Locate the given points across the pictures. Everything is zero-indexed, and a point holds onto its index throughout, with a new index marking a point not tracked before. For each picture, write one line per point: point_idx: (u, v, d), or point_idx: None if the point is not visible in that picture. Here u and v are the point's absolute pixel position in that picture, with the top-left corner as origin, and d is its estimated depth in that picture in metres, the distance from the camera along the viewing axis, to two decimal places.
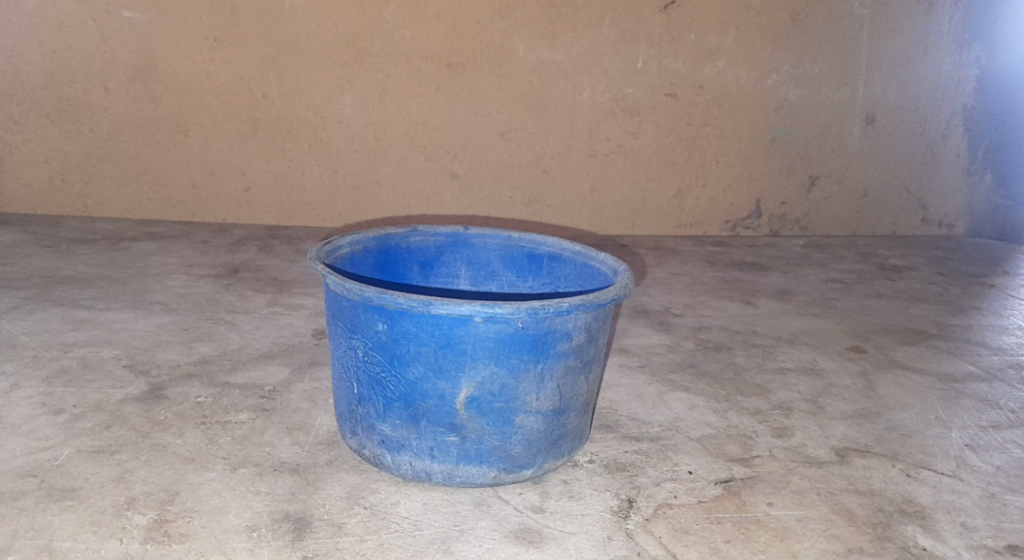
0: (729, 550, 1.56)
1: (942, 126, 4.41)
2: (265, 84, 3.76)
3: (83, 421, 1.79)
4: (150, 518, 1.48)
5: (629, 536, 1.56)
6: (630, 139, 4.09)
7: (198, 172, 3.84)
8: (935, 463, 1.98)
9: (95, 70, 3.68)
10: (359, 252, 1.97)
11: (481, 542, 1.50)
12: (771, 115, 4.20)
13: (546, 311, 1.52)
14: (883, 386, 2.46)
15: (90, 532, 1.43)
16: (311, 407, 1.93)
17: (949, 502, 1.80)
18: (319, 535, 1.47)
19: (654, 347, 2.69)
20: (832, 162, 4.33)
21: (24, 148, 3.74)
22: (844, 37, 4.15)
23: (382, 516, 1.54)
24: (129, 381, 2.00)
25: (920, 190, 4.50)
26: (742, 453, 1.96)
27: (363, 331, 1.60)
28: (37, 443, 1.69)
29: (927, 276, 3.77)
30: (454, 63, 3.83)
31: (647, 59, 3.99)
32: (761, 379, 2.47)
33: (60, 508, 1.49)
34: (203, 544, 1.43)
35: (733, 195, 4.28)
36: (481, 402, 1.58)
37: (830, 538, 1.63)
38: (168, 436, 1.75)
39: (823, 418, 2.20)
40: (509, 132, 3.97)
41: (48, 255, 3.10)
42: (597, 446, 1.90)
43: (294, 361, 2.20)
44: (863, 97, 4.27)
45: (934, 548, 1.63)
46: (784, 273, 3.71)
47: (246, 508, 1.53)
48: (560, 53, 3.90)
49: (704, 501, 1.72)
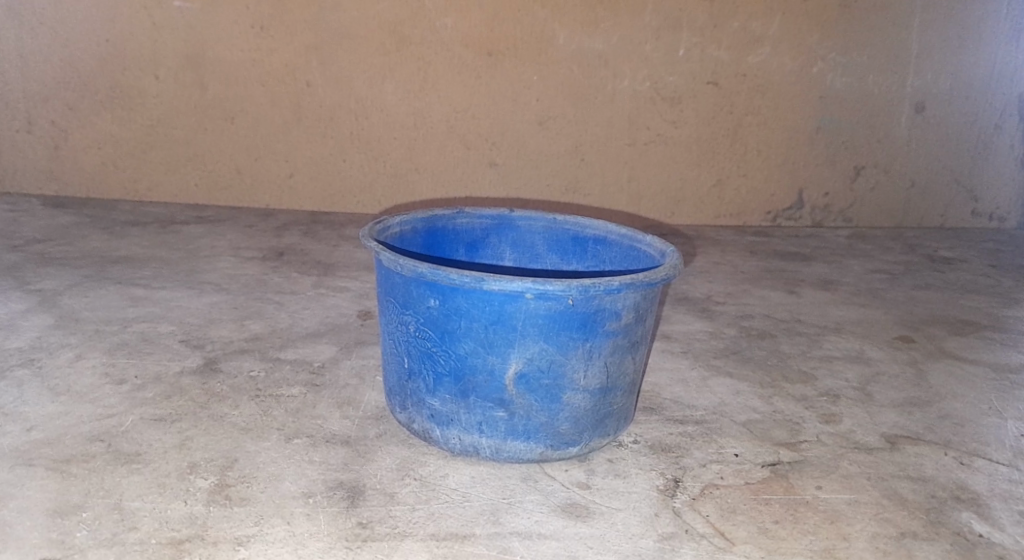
0: (778, 531, 1.55)
1: (995, 115, 4.32)
2: (309, 71, 3.81)
3: (145, 391, 1.84)
4: (213, 482, 1.52)
5: (677, 513, 1.57)
6: (671, 128, 4.07)
7: (244, 158, 3.90)
8: (989, 452, 1.96)
9: (145, 58, 3.75)
10: (408, 231, 2.00)
11: (529, 515, 1.52)
12: (815, 104, 4.14)
13: (596, 289, 1.53)
14: (933, 376, 2.43)
15: (157, 493, 1.48)
16: (359, 383, 1.97)
17: (1005, 491, 1.77)
18: (371, 503, 1.50)
19: (696, 333, 2.69)
20: (878, 153, 4.26)
21: (78, 134, 3.83)
22: (891, 24, 4.08)
23: (432, 487, 1.57)
24: (185, 354, 2.05)
25: (970, 181, 4.40)
26: (789, 438, 1.95)
27: (415, 306, 1.62)
28: (103, 410, 1.74)
29: (976, 269, 3.70)
30: (495, 51, 3.84)
31: (689, 47, 3.96)
32: (807, 367, 2.45)
33: (127, 470, 1.54)
34: (262, 508, 1.47)
35: (777, 185, 4.23)
36: (530, 378, 1.60)
37: (882, 522, 1.61)
38: (224, 406, 1.80)
39: (871, 406, 2.18)
40: (549, 121, 3.98)
41: (102, 236, 3.18)
42: (642, 427, 1.91)
43: (341, 340, 2.24)
44: (911, 87, 4.19)
45: (990, 534, 1.61)
46: (828, 264, 3.67)
47: (301, 476, 1.57)
48: (600, 40, 3.88)
49: (751, 482, 1.72)
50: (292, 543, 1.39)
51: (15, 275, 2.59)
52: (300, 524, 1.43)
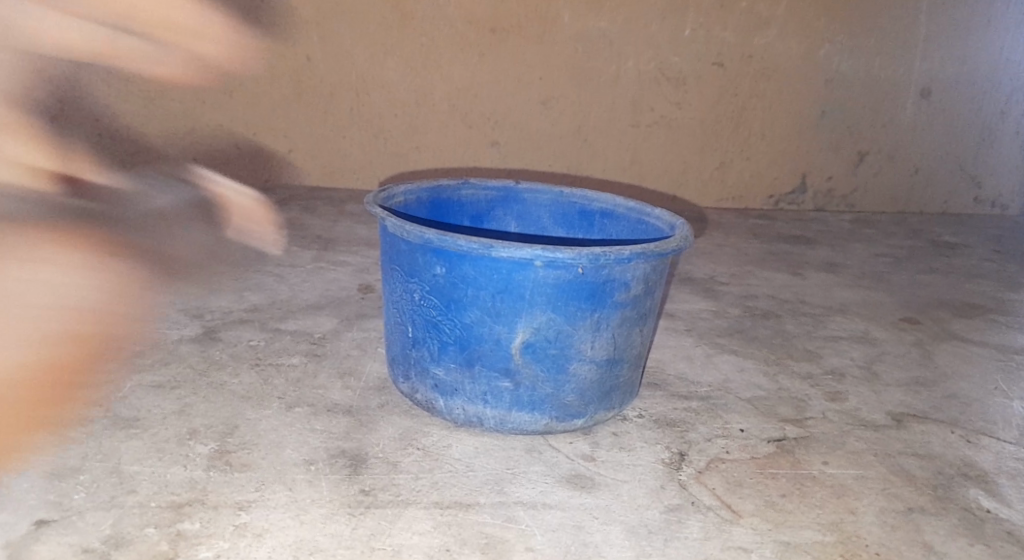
0: (785, 504, 1.53)
1: (1002, 101, 4.30)
2: (311, 47, 3.77)
3: (144, 358, 1.82)
4: (213, 448, 1.50)
5: (683, 486, 1.55)
6: (674, 109, 4.03)
7: (243, 132, 3.87)
8: (996, 431, 1.94)
9: (148, 27, 3.67)
10: (413, 201, 1.97)
11: (534, 486, 1.50)
12: (820, 89, 4.10)
13: (607, 259, 1.51)
14: (939, 356, 2.41)
15: (155, 458, 1.46)
16: (360, 354, 1.95)
17: (1013, 468, 1.76)
18: (374, 471, 1.49)
19: (701, 312, 2.66)
20: (882, 139, 4.24)
21: (74, 104, 3.72)
22: (900, 6, 4.03)
23: (434, 457, 1.55)
24: (185, 323, 2.03)
25: (975, 168, 4.40)
26: (795, 415, 1.93)
27: (421, 274, 1.60)
28: (100, 376, 1.72)
29: (981, 255, 3.67)
30: (499, 28, 3.80)
31: (696, 27, 3.91)
32: (812, 346, 2.43)
33: (126, 434, 1.53)
34: (263, 474, 1.45)
35: (780, 169, 4.21)
36: (537, 347, 1.58)
37: (890, 496, 1.60)
38: (224, 375, 1.78)
39: (877, 385, 2.16)
40: (552, 101, 3.93)
41: (100, 206, 3.15)
42: (646, 402, 1.89)
43: (342, 312, 2.22)
44: (919, 73, 4.15)
45: (998, 510, 1.59)
46: (833, 248, 3.64)
47: (303, 444, 1.55)
48: (605, 20, 3.84)
49: (758, 457, 1.70)
50: (293, 508, 1.37)
51: (11, 243, 2.56)
52: (301, 490, 1.42)
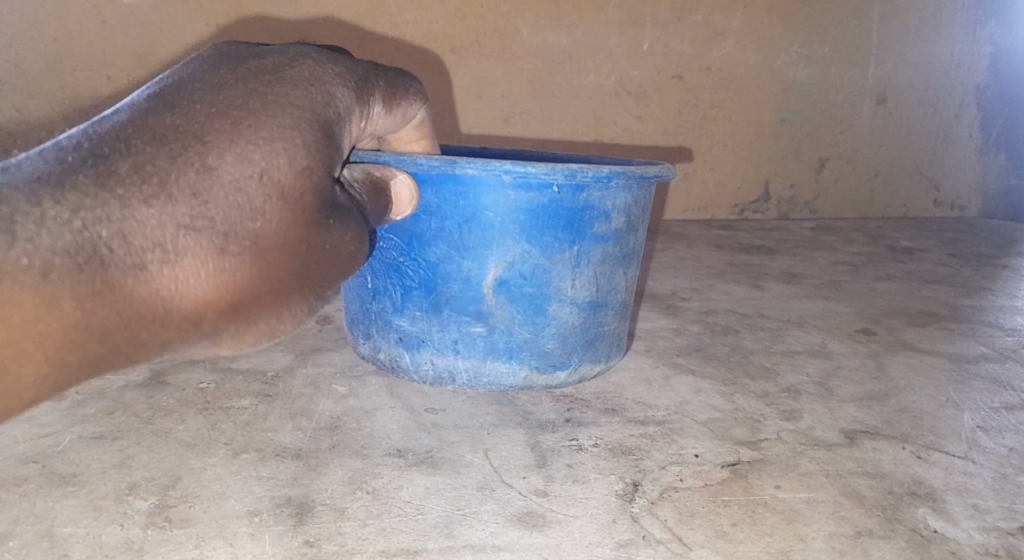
0: (736, 533, 1.54)
1: (956, 105, 4.95)
2: None
3: (86, 407, 1.81)
4: (152, 503, 1.48)
5: (635, 519, 1.55)
6: (637, 123, 4.28)
7: None
8: (946, 445, 1.96)
9: (95, 58, 3.60)
10: None
11: (484, 527, 1.49)
12: (780, 97, 4.50)
13: (581, 180, 1.78)
14: (892, 367, 2.45)
15: (91, 518, 1.43)
16: (313, 392, 1.95)
17: (960, 484, 1.78)
18: (320, 520, 1.47)
19: (660, 330, 2.68)
20: (842, 145, 4.69)
21: None
22: (851, 14, 4.49)
23: (383, 501, 1.54)
24: (132, 367, 2.02)
25: (932, 172, 5.00)
26: (750, 436, 1.94)
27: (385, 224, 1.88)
28: (39, 429, 1.71)
29: (936, 258, 3.74)
30: (458, 47, 3.93)
31: (654, 40, 4.19)
32: (768, 362, 2.45)
33: (61, 493, 1.49)
34: (204, 530, 1.42)
35: (743, 180, 4.55)
36: (508, 285, 1.86)
37: (839, 521, 1.61)
38: (170, 422, 1.76)
39: (832, 401, 2.18)
40: (514, 117, 4.08)
41: None
42: (602, 430, 1.89)
43: (297, 347, 2.22)
44: (873, 79, 4.66)
45: (944, 529, 1.61)
46: (793, 257, 3.69)
47: (247, 493, 1.53)
48: (564, 35, 4.05)
49: (711, 484, 1.71)
50: None
51: None
52: (242, 545, 1.39)
